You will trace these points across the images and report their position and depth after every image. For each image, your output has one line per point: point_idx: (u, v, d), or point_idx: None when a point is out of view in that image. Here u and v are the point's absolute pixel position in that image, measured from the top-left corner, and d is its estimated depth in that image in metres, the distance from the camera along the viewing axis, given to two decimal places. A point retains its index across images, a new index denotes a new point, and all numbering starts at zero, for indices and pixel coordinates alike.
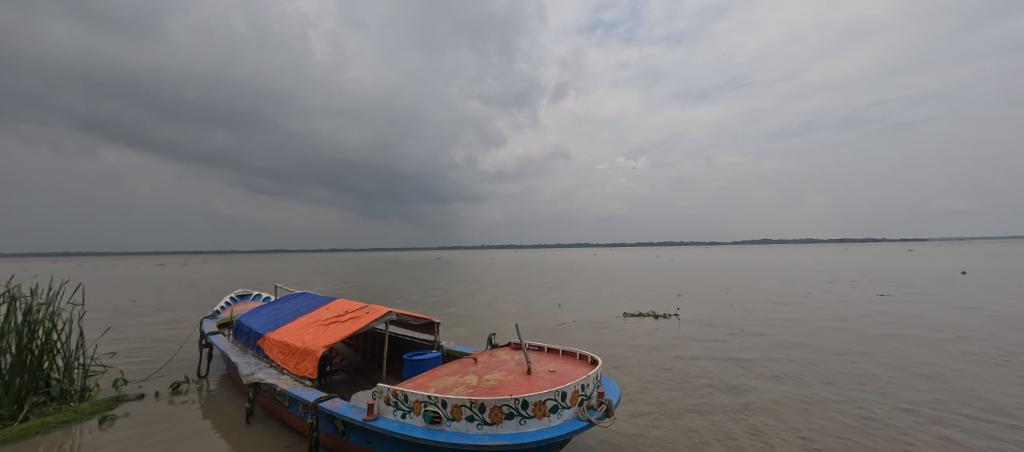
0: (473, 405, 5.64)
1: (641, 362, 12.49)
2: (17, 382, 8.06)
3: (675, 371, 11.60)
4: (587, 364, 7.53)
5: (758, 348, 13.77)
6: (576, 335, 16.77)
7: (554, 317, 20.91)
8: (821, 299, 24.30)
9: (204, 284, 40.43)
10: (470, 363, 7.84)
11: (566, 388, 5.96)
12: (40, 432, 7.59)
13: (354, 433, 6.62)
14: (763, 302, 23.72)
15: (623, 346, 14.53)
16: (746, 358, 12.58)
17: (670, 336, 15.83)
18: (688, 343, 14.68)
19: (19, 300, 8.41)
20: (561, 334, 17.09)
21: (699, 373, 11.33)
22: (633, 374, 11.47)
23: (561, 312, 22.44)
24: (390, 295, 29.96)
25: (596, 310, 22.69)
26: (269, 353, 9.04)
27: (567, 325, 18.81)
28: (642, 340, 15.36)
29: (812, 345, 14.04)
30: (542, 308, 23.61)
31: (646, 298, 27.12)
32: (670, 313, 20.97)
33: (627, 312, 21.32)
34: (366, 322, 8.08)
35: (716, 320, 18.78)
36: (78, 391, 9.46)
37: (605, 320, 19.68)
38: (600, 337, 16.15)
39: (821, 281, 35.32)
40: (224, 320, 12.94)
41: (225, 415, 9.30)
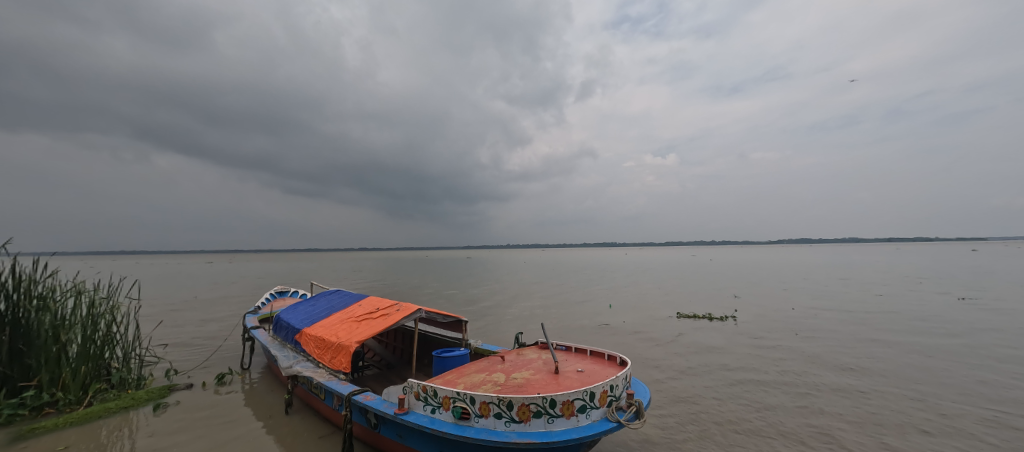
0: (501, 402, 5.70)
1: (680, 368, 12.15)
2: (83, 370, 8.85)
3: (721, 378, 11.22)
4: (616, 365, 7.38)
5: (814, 356, 13.07)
6: (613, 336, 16.58)
7: (593, 318, 20.73)
8: (885, 306, 22.70)
9: (259, 281, 42.92)
10: (496, 362, 7.87)
11: (595, 388, 5.88)
12: (102, 417, 8.29)
13: (385, 427, 6.83)
14: (819, 307, 22.52)
15: (665, 349, 14.17)
16: (798, 367, 11.97)
17: (718, 341, 15.30)
18: (736, 348, 14.15)
19: (84, 294, 9.24)
20: (603, 335, 16.83)
21: (746, 380, 10.90)
22: (677, 379, 11.15)
23: (602, 313, 22.10)
24: (430, 294, 30.58)
25: (638, 311, 22.25)
26: (306, 348, 9.41)
27: (608, 326, 18.57)
28: (688, 344, 14.95)
29: (874, 355, 13.22)
30: (580, 310, 23.45)
31: (692, 300, 26.37)
32: (724, 315, 20.36)
33: (679, 313, 20.78)
34: (396, 319, 8.29)
35: (770, 324, 18.06)
36: (134, 379, 10.19)
37: (647, 322, 19.26)
38: (643, 339, 15.79)
39: (888, 286, 32.90)
40: (265, 315, 13.59)
41: (266, 405, 9.79)
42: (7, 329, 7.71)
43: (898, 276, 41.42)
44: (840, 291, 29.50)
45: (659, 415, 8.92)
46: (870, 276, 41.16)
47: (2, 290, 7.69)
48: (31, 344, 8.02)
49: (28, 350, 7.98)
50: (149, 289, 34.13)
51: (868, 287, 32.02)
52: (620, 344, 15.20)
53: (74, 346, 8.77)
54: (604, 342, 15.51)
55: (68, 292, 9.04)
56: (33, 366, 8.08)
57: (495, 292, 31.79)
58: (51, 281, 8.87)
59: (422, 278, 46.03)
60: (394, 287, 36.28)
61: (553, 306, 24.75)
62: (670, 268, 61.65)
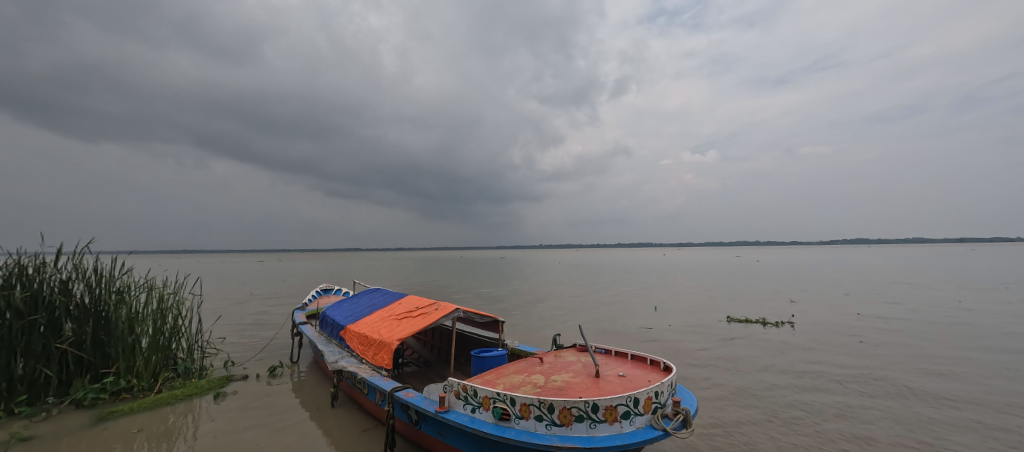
0: (542, 405, 5.64)
1: (728, 376, 11.61)
2: (154, 359, 9.64)
3: (777, 388, 10.57)
4: (660, 371, 7.10)
5: (884, 368, 12.00)
6: (655, 340, 16.08)
7: (633, 321, 20.22)
8: (965, 316, 20.54)
9: (308, 279, 45.34)
10: (535, 363, 7.81)
11: (640, 394, 5.67)
12: (170, 403, 8.99)
13: (426, 423, 6.95)
14: (886, 315, 20.75)
15: (711, 356, 13.57)
16: (865, 379, 11.05)
17: (772, 349, 14.42)
18: (792, 357, 13.28)
19: (154, 290, 10.11)
20: (645, 339, 16.37)
21: (806, 392, 10.18)
22: (728, 388, 10.60)
23: (643, 316, 21.50)
24: (468, 293, 31.03)
25: (682, 315, 21.43)
26: (350, 344, 9.77)
27: (650, 330, 18.04)
28: (737, 350, 14.24)
29: (956, 369, 11.95)
30: (619, 312, 22.96)
31: (740, 304, 25.10)
32: (778, 321, 19.19)
33: (728, 318, 19.81)
34: (435, 318, 8.42)
35: (829, 332, 16.85)
36: (197, 369, 10.96)
37: (693, 326, 18.52)
38: (689, 345, 15.17)
39: (967, 292, 29.80)
40: (311, 312, 14.26)
41: (313, 398, 10.28)
42: (91, 320, 8.57)
43: (979, 282, 37.34)
44: (910, 298, 27.05)
45: (711, 426, 8.48)
46: (944, 281, 37.54)
47: (87, 286, 8.59)
48: (111, 334, 8.85)
49: (108, 340, 8.82)
50: (213, 286, 37.07)
51: (944, 294, 29.12)
52: (664, 349, 14.69)
53: (146, 337, 9.59)
54: (647, 346, 15.06)
55: (142, 287, 9.92)
56: (113, 354, 8.91)
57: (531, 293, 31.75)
58: (128, 278, 9.77)
59: (459, 279, 46.89)
60: (433, 286, 37.13)
61: (591, 308, 24.39)
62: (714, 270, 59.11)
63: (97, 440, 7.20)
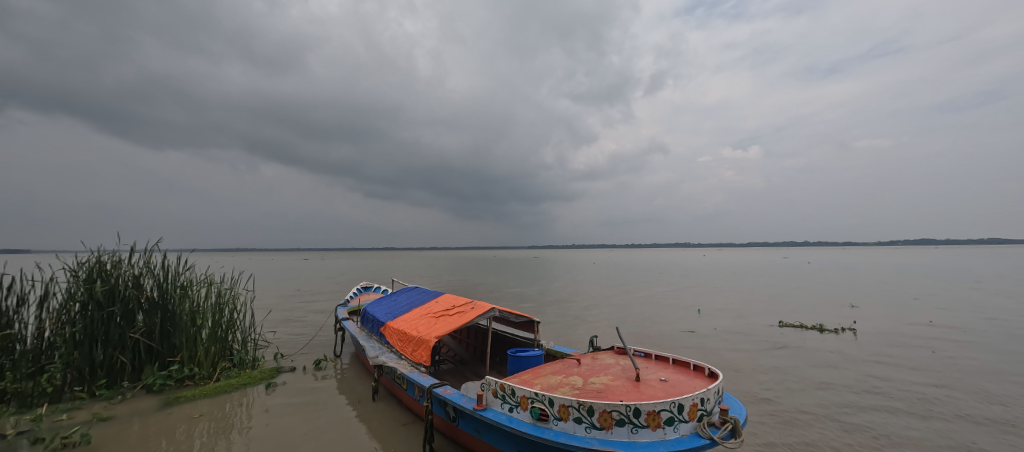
0: (581, 407, 5.54)
1: (781, 385, 10.96)
2: (213, 349, 10.37)
3: (839, 401, 9.81)
4: (705, 377, 6.77)
5: (966, 384, 10.83)
6: (697, 345, 15.45)
7: (673, 324, 19.55)
8: None
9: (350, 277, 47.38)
10: (573, 364, 7.71)
11: (684, 400, 5.44)
12: (227, 392, 9.63)
13: (464, 420, 7.02)
14: (964, 324, 18.78)
15: (760, 364, 12.85)
16: (944, 395, 10.02)
17: (831, 359, 13.43)
18: (854, 369, 12.30)
19: (214, 285, 10.90)
20: (688, 343, 15.78)
21: (874, 407, 9.38)
22: (784, 399, 9.96)
23: (685, 319, 20.73)
24: (503, 293, 31.20)
25: (728, 319, 20.44)
26: (389, 340, 10.07)
27: (694, 334, 17.36)
28: (790, 359, 13.40)
29: None
30: (658, 314, 22.27)
31: (792, 309, 23.60)
32: (837, 327, 17.89)
33: (780, 324, 18.73)
34: (472, 317, 8.50)
35: (896, 341, 15.50)
36: (251, 360, 11.68)
37: (740, 331, 17.61)
38: (736, 351, 14.44)
39: None
40: (353, 308, 14.85)
41: (355, 391, 10.69)
42: (159, 312, 9.36)
43: None
44: (993, 305, 24.32)
45: (764, 438, 8.01)
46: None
47: (156, 280, 9.40)
48: (176, 326, 9.63)
49: (174, 330, 9.59)
50: (265, 283, 39.51)
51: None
52: (710, 354, 14.07)
53: (207, 329, 10.35)
54: (690, 351, 14.49)
55: (203, 283, 10.73)
56: (178, 344, 9.68)
57: (566, 293, 31.41)
58: (191, 274, 10.58)
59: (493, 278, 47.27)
60: (468, 285, 37.63)
61: (628, 309, 23.80)
62: (759, 272, 56.05)
63: (165, 423, 7.82)
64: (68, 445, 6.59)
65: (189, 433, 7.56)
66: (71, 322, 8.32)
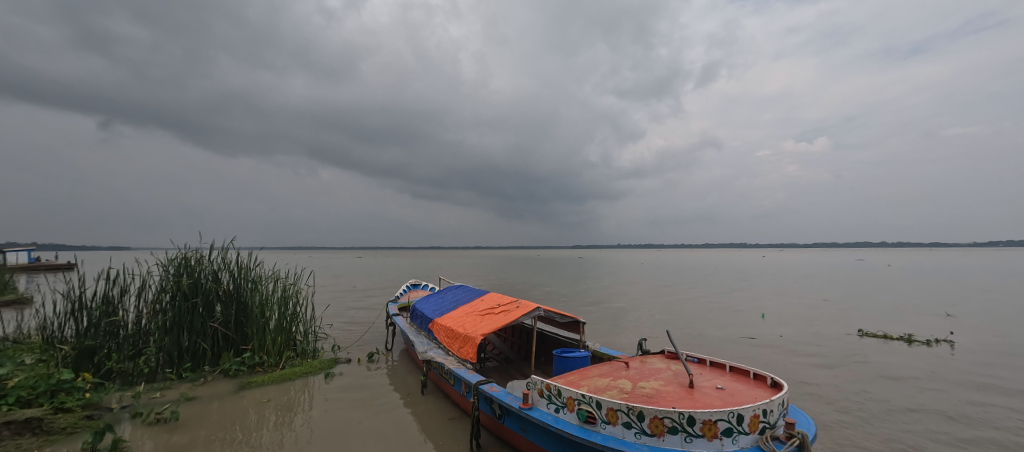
0: (631, 412, 5.36)
1: (858, 404, 9.93)
2: (280, 340, 11.27)
3: (930, 425, 8.71)
4: (767, 386, 6.28)
5: None
6: (758, 353, 14.43)
7: (729, 330, 18.41)
8: None
9: (400, 275, 49.58)
10: (620, 367, 7.51)
11: (744, 411, 5.07)
12: (291, 379, 10.43)
13: (509, 418, 7.08)
14: None
15: (831, 378, 11.74)
16: None
17: (920, 376, 11.95)
18: (950, 388, 10.86)
19: (280, 280, 11.85)
20: (747, 350, 14.82)
21: (975, 435, 8.24)
22: (862, 418, 9.03)
23: (742, 324, 19.49)
24: (548, 293, 31.13)
25: (792, 326, 18.93)
26: (437, 336, 10.38)
27: (752, 340, 16.29)
28: (868, 374, 12.09)
29: None
30: (713, 319, 21.07)
31: (869, 317, 21.33)
32: (930, 339, 15.86)
33: (860, 333, 16.95)
34: (517, 316, 8.53)
35: (1005, 359, 13.44)
36: (312, 351, 12.56)
37: (806, 340, 16.25)
38: (803, 362, 13.33)
39: None
40: (403, 305, 15.52)
41: (405, 383, 11.16)
42: (234, 304, 10.36)
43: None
44: None
45: None
46: None
47: (231, 275, 10.40)
48: (248, 317, 10.59)
49: (247, 321, 10.57)
50: (325, 279, 42.48)
51: None
52: (772, 364, 13.11)
53: (274, 321, 11.28)
54: (750, 360, 13.56)
55: (270, 277, 11.70)
56: (250, 333, 10.64)
57: (613, 294, 30.65)
58: (261, 269, 11.60)
59: (536, 277, 47.38)
60: (513, 284, 37.96)
61: (680, 313, 22.74)
62: (826, 275, 51.44)
63: (239, 406, 8.62)
64: (160, 420, 7.48)
65: (259, 416, 8.28)
66: (163, 311, 9.45)
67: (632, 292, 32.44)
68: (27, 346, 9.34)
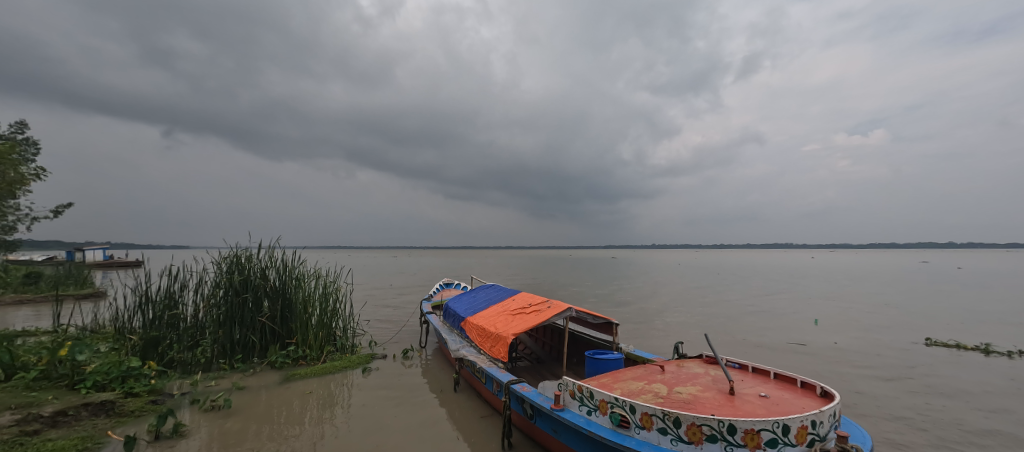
0: (666, 417, 5.22)
1: (923, 419, 9.11)
2: (321, 335, 11.85)
3: (1011, 448, 7.84)
4: (817, 396, 5.87)
5: None
6: (806, 361, 13.57)
7: (774, 335, 17.42)
8: None
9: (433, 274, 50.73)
10: (655, 371, 7.30)
11: (790, 421, 4.76)
12: (331, 373, 10.94)
13: (541, 419, 7.07)
14: None
15: (892, 391, 10.84)
16: None
17: (999, 393, 10.77)
18: None
19: (321, 277, 12.46)
20: (793, 358, 14.01)
21: None
22: (928, 436, 8.28)
23: (787, 330, 18.40)
24: (580, 293, 30.77)
25: (845, 333, 17.67)
26: (469, 335, 10.53)
27: (800, 347, 15.33)
28: (936, 388, 11.04)
29: None
30: (756, 323, 20.01)
31: (937, 325, 19.47)
32: (1011, 351, 14.26)
33: (926, 342, 15.53)
34: (548, 316, 8.51)
35: None
36: (351, 346, 13.11)
37: (861, 348, 15.13)
38: (858, 372, 12.41)
39: None
40: (436, 303, 15.88)
41: (437, 380, 11.41)
42: (281, 300, 11.01)
43: None
44: None
45: None
46: None
47: (277, 272, 11.05)
48: (293, 312, 11.22)
49: (292, 316, 11.19)
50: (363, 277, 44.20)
51: None
52: (823, 373, 12.28)
53: (316, 316, 11.87)
54: (798, 368, 12.78)
55: (313, 275, 12.31)
56: (294, 328, 11.26)
57: (647, 296, 29.81)
58: (304, 267, 12.25)
59: (567, 278, 47.03)
60: (544, 284, 37.83)
61: (719, 315, 21.78)
62: (885, 278, 47.47)
63: (284, 396, 9.16)
64: (214, 407, 8.08)
65: (302, 407, 8.75)
66: (217, 306, 10.20)
67: (668, 293, 31.39)
68: (105, 335, 10.45)
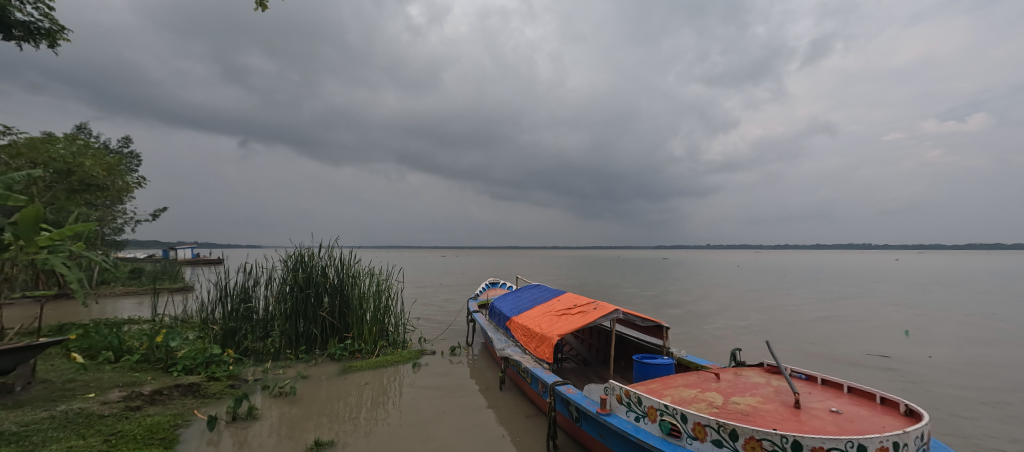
0: (722, 429, 4.88)
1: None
2: (375, 330, 12.47)
3: None
4: (900, 415, 5.21)
5: None
6: (890, 376, 12.13)
7: (849, 345, 15.76)
8: None
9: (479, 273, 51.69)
10: (709, 378, 6.88)
11: (868, 441, 4.26)
12: (384, 366, 11.48)
13: (587, 422, 6.93)
14: None
15: (1003, 416, 9.34)
16: None
17: None
18: None
19: (375, 276, 13.12)
20: (872, 371, 12.60)
21: None
22: None
23: (864, 340, 16.61)
24: (627, 294, 29.83)
25: (935, 346, 15.62)
26: (514, 334, 10.58)
27: (882, 361, 13.72)
28: None
29: None
30: (827, 331, 18.22)
31: None
32: None
33: None
34: (594, 318, 8.32)
35: None
36: (402, 341, 13.68)
37: (958, 364, 13.26)
38: (956, 391, 10.86)
39: None
40: (483, 302, 16.14)
41: (484, 378, 11.58)
42: (339, 296, 11.74)
43: None
44: None
45: None
46: None
47: (336, 270, 11.80)
48: (350, 308, 11.92)
49: (348, 311, 11.89)
50: (413, 276, 46.00)
51: None
52: (911, 391, 10.90)
53: (370, 312, 12.51)
54: (879, 384, 11.45)
55: (368, 273, 13.00)
56: (351, 323, 11.95)
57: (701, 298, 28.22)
58: (360, 266, 12.98)
59: (613, 278, 45.84)
60: (590, 285, 37.11)
61: (783, 321, 20.11)
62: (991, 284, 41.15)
63: (343, 387, 9.75)
64: (282, 393, 8.80)
65: (358, 397, 9.26)
66: (284, 301, 11.11)
67: (724, 296, 29.52)
68: (193, 324, 11.78)
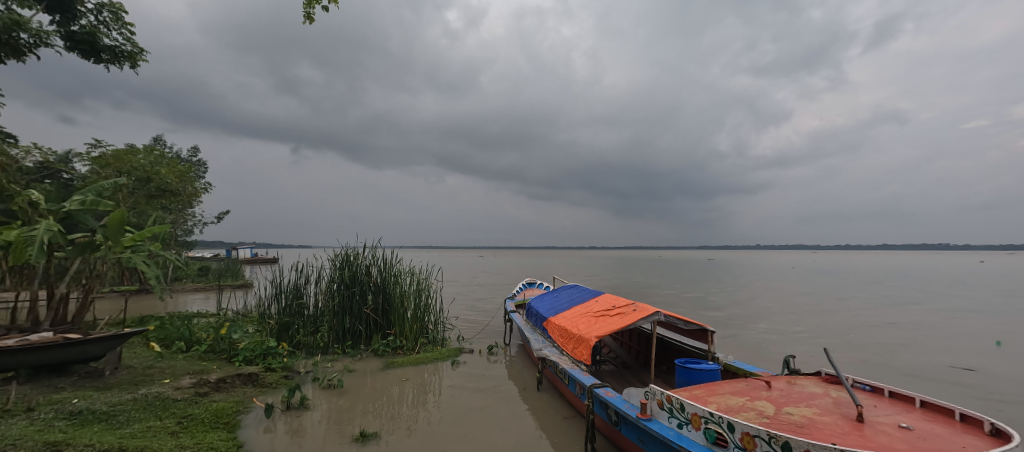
0: (773, 441, 4.58)
1: None
2: (416, 327, 12.85)
3: None
4: (985, 434, 4.65)
5: None
6: (974, 392, 10.84)
7: (923, 356, 14.26)
8: None
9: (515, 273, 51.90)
10: (759, 386, 6.48)
11: None
12: (424, 363, 11.81)
13: (626, 427, 6.76)
14: None
15: None
16: None
17: None
18: None
19: (415, 275, 13.54)
20: (952, 386, 11.31)
21: None
22: None
23: (941, 351, 14.95)
24: (669, 297, 28.75)
25: None
26: (552, 335, 10.52)
27: (965, 374, 12.27)
28: None
29: None
30: (896, 339, 16.59)
31: None
32: None
33: None
34: (634, 320, 8.10)
35: None
36: (441, 339, 14.00)
37: None
38: None
39: None
40: (519, 302, 16.18)
41: (521, 378, 11.62)
42: (382, 294, 12.23)
43: None
44: None
45: None
46: None
47: (379, 269, 12.29)
48: (392, 306, 12.38)
49: (391, 309, 12.35)
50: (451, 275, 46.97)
51: None
52: (1000, 409, 9.68)
53: (411, 310, 12.91)
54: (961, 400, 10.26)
55: (408, 272, 13.44)
56: (393, 320, 12.39)
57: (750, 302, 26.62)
58: (401, 265, 13.45)
59: (653, 280, 44.38)
60: (629, 286, 36.15)
61: (844, 328, 18.57)
62: None
63: (386, 381, 10.14)
64: (330, 385, 9.29)
65: (400, 392, 9.59)
66: (332, 298, 11.73)
67: (775, 300, 27.67)
68: (252, 319, 12.72)
